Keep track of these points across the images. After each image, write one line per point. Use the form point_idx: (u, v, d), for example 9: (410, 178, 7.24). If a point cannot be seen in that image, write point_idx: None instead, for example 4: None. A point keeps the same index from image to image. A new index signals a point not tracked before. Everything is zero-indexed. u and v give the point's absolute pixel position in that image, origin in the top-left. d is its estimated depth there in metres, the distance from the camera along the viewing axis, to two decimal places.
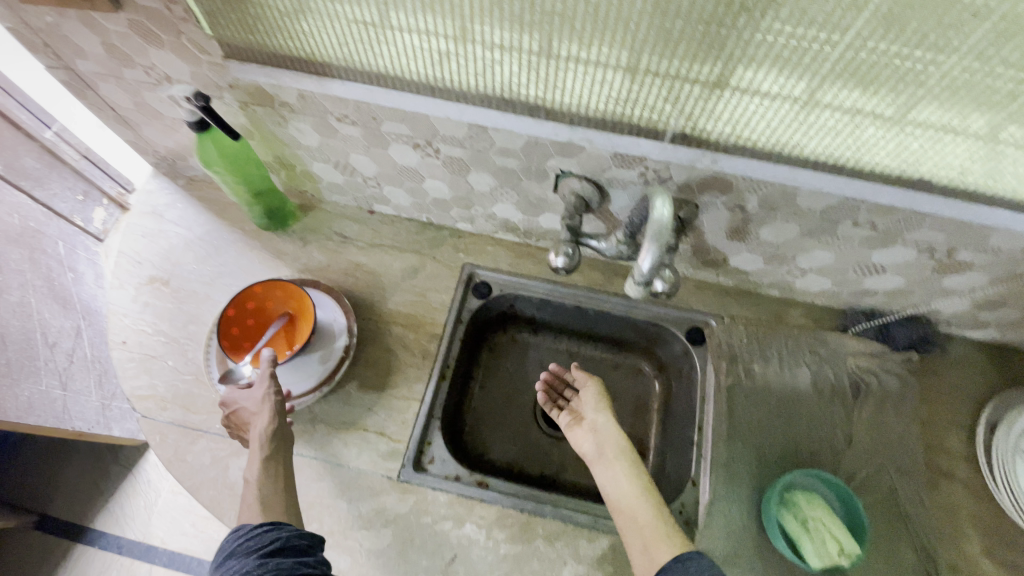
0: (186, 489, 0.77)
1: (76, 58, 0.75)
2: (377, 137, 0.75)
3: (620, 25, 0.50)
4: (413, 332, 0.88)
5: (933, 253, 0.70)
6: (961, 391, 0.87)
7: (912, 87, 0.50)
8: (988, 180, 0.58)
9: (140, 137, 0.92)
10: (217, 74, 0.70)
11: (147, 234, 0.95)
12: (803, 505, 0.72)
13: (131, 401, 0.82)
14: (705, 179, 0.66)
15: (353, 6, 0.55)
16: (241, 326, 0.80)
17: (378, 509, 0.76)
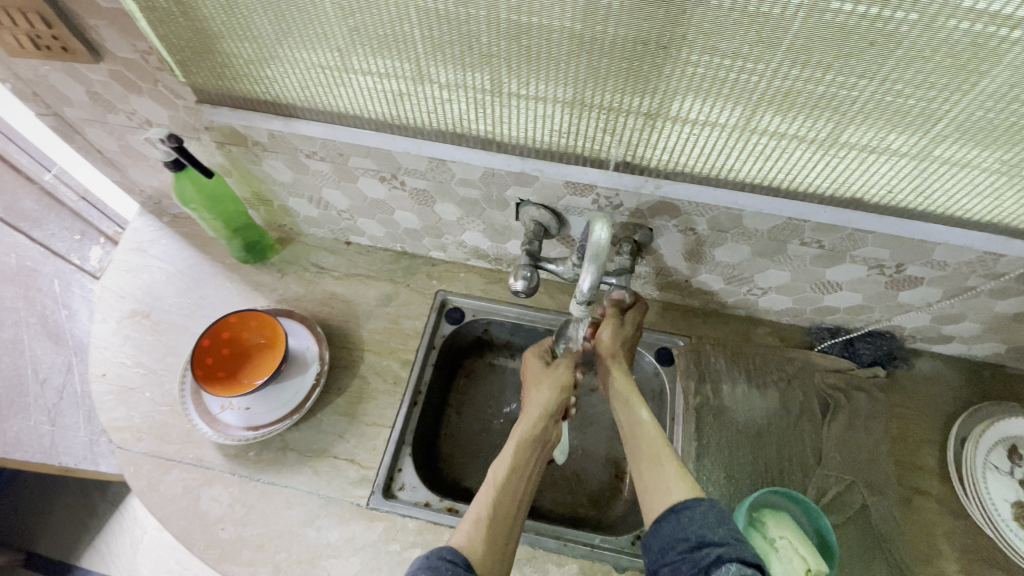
0: (158, 519, 0.78)
1: (64, 106, 0.80)
2: (346, 172, 0.79)
3: (551, 63, 0.54)
4: (386, 359, 0.90)
5: (883, 269, 0.72)
6: (932, 406, 0.86)
7: (829, 111, 0.53)
8: (920, 197, 0.60)
9: (126, 178, 0.97)
10: (193, 117, 0.75)
11: (131, 269, 0.98)
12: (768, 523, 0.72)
13: (108, 432, 0.83)
14: (654, 205, 0.69)
15: (312, 53, 0.60)
16: (215, 356, 0.82)
17: (346, 537, 0.76)
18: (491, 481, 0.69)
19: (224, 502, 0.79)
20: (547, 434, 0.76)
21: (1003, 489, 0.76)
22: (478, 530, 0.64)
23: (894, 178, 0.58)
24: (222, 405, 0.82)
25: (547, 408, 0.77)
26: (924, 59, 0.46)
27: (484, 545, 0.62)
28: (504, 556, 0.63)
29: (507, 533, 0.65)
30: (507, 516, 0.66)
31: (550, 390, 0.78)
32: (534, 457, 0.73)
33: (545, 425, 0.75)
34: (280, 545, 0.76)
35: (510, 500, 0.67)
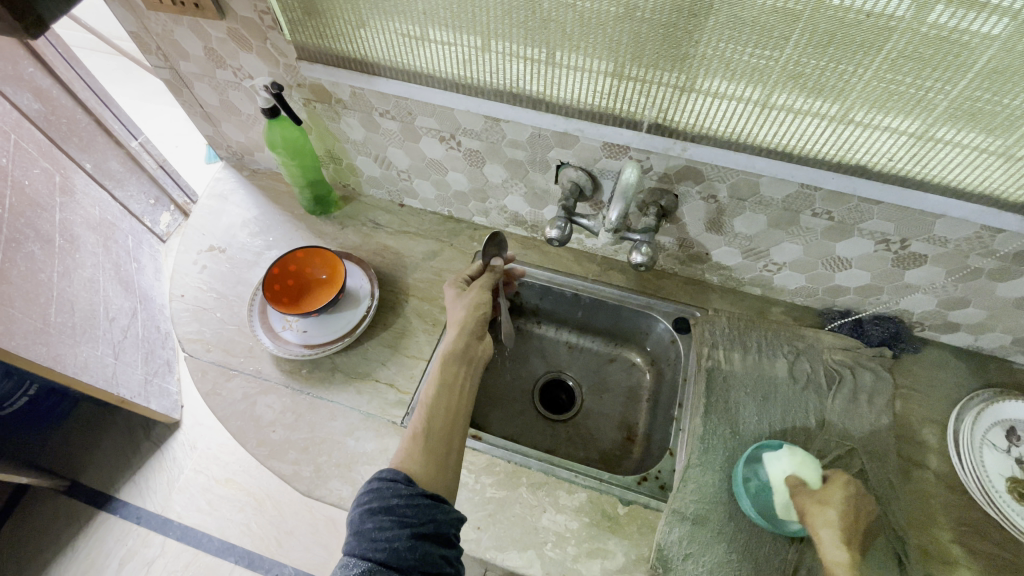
0: (218, 417, 0.88)
1: (181, 60, 0.95)
2: (411, 131, 0.91)
3: (599, 30, 0.64)
4: (427, 304, 1.00)
5: (889, 245, 0.78)
6: (935, 390, 0.91)
7: (835, 83, 0.61)
8: (919, 167, 0.67)
9: (218, 132, 1.11)
10: (290, 74, 0.88)
11: (211, 211, 1.12)
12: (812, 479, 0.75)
13: (182, 342, 0.95)
14: (680, 169, 0.78)
15: (399, 19, 0.73)
16: (282, 285, 0.94)
17: (381, 449, 0.85)
18: (423, 402, 0.76)
19: (277, 409, 0.89)
20: (468, 352, 0.84)
21: (999, 464, 0.81)
22: (415, 442, 0.71)
23: (895, 149, 0.66)
24: (283, 325, 0.94)
25: (465, 332, 0.85)
26: (913, 33, 0.54)
27: (421, 455, 0.69)
28: (445, 459, 0.70)
29: (442, 439, 0.72)
30: (441, 426, 0.73)
31: (466, 316, 0.87)
32: (460, 374, 0.81)
33: (464, 342, 0.84)
34: (322, 450, 0.85)
35: (442, 409, 0.75)
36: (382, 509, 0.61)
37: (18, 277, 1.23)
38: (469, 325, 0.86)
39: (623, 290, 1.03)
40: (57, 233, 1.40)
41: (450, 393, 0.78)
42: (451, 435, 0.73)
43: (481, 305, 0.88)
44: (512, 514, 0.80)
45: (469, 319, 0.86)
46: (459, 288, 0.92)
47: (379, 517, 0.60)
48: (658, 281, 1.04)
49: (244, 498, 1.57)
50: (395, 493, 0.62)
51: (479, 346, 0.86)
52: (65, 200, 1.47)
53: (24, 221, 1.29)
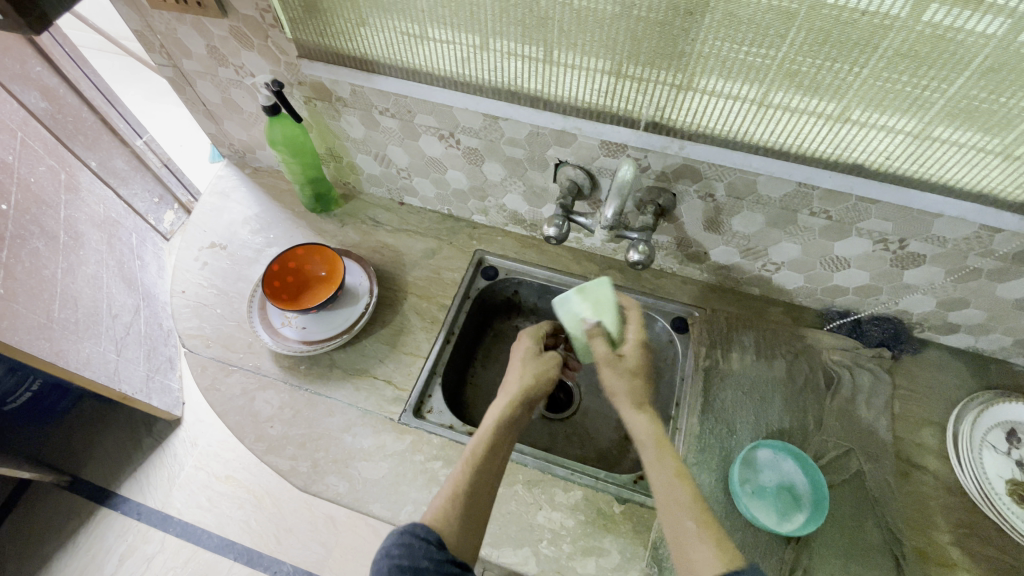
0: (217, 413, 0.89)
1: (184, 58, 0.96)
2: (411, 130, 0.91)
3: (596, 29, 0.65)
4: (425, 301, 1.00)
5: (886, 244, 0.78)
6: (935, 391, 0.91)
7: (830, 82, 0.61)
8: (916, 165, 0.67)
9: (220, 130, 1.12)
10: (291, 72, 0.89)
11: (213, 208, 1.13)
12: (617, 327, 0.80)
13: (182, 337, 0.96)
14: (678, 168, 0.78)
15: (398, 17, 0.73)
16: (281, 282, 0.95)
17: (378, 445, 0.85)
18: (470, 459, 0.69)
19: (276, 405, 0.89)
20: (522, 421, 0.75)
21: (998, 466, 0.81)
22: (454, 505, 0.64)
23: (892, 148, 0.66)
24: (282, 321, 0.94)
25: (529, 397, 0.76)
26: (908, 31, 0.54)
27: (457, 519, 0.63)
28: (474, 536, 0.64)
29: (479, 512, 0.65)
30: (481, 496, 0.66)
31: (532, 381, 0.77)
32: (511, 444, 0.73)
33: (525, 410, 0.75)
34: (320, 445, 0.85)
35: (486, 479, 0.68)
36: (411, 570, 0.57)
37: (22, 273, 1.24)
38: (534, 393, 0.76)
39: (622, 289, 1.02)
40: (61, 229, 1.42)
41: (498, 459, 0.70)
42: (489, 511, 0.66)
43: (549, 373, 0.80)
44: (507, 511, 0.80)
45: (534, 385, 0.77)
46: (532, 345, 0.84)
47: None
48: (656, 281, 1.03)
49: (244, 495, 1.58)
50: (428, 556, 0.58)
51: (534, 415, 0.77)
52: (70, 197, 1.49)
53: (29, 218, 1.31)
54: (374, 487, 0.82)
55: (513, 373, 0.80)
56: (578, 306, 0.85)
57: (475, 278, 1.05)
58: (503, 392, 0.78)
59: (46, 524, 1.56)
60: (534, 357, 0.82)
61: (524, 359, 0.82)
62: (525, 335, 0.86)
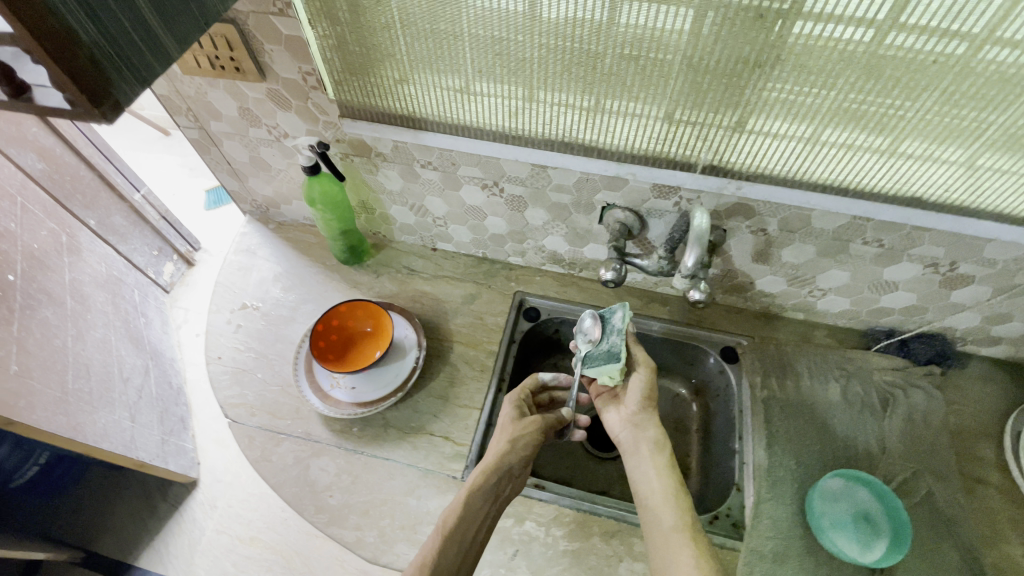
0: (271, 485, 0.85)
1: (211, 120, 0.94)
2: (453, 180, 0.91)
3: (660, 81, 0.65)
4: (473, 350, 0.99)
5: (937, 268, 0.80)
6: (985, 404, 0.92)
7: (894, 123, 0.63)
8: (972, 196, 0.68)
9: (244, 187, 1.10)
10: (329, 131, 0.88)
11: (241, 267, 1.09)
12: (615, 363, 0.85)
13: (225, 407, 0.92)
14: (732, 206, 0.79)
15: (451, 76, 0.73)
16: (326, 341, 0.92)
17: (445, 506, 0.82)
18: (441, 527, 0.73)
19: (332, 472, 0.86)
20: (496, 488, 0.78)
21: None
22: (421, 574, 0.68)
23: (951, 181, 0.67)
24: (332, 382, 0.91)
25: (501, 468, 0.78)
26: (977, 74, 0.56)
27: None
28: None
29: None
30: (449, 563, 0.71)
31: (507, 449, 0.80)
32: (483, 509, 0.76)
33: (497, 479, 0.78)
34: (384, 512, 0.82)
35: (454, 551, 0.72)
36: None
37: (35, 346, 1.17)
38: (509, 462, 0.79)
39: (666, 322, 1.02)
40: (67, 295, 1.35)
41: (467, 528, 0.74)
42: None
43: (527, 443, 0.81)
44: (588, 566, 0.78)
45: (509, 452, 0.79)
46: (518, 410, 0.85)
47: None
48: (699, 311, 1.03)
49: (271, 557, 1.45)
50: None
51: (510, 483, 0.80)
52: (74, 260, 1.43)
53: (37, 286, 1.24)
54: None
55: (497, 440, 0.82)
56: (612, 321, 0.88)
57: (517, 321, 1.03)
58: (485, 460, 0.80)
59: None
60: (514, 423, 0.83)
61: (504, 425, 0.83)
62: (510, 401, 0.86)
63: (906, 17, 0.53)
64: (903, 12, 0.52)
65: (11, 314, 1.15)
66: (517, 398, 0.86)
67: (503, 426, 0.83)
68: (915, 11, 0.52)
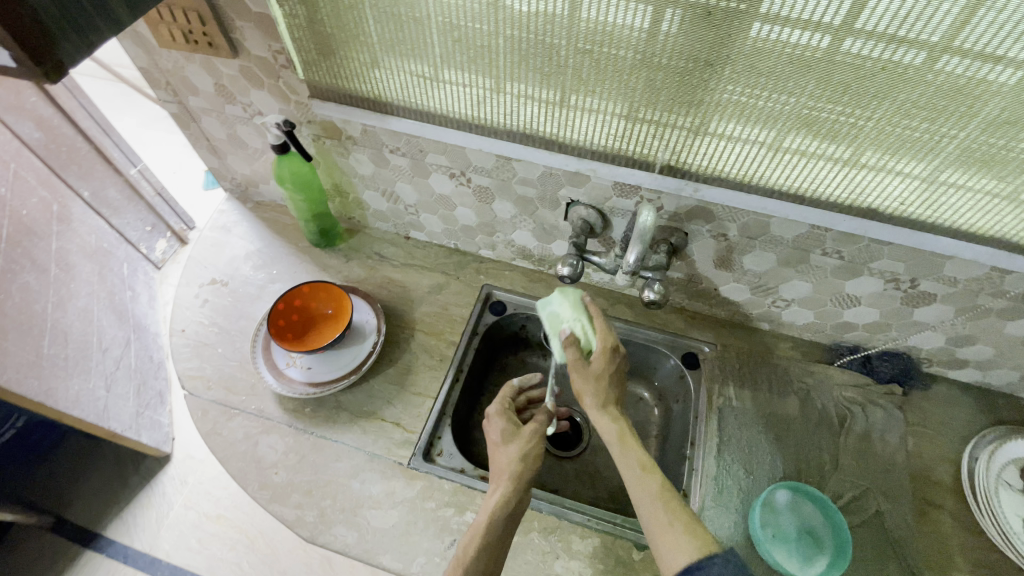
0: (218, 459, 0.85)
1: (189, 95, 0.95)
2: (422, 168, 0.91)
3: (616, 76, 0.65)
4: (433, 339, 0.99)
5: (898, 284, 0.79)
6: (946, 427, 0.90)
7: (846, 130, 0.62)
8: (927, 209, 0.68)
9: (223, 165, 1.11)
10: (301, 111, 0.89)
11: (214, 243, 1.10)
12: (589, 333, 0.81)
13: (182, 379, 0.93)
14: (692, 209, 0.79)
15: (415, 61, 0.73)
16: (287, 320, 0.93)
17: (388, 491, 0.82)
18: (461, 558, 0.68)
19: (280, 450, 0.86)
20: (516, 508, 0.73)
21: (1016, 504, 0.81)
22: None
23: (905, 193, 0.67)
24: (287, 361, 0.92)
25: (520, 484, 0.74)
26: (926, 84, 0.55)
27: None
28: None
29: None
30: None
31: (522, 466, 0.75)
32: (503, 534, 0.71)
33: (518, 499, 0.73)
34: (327, 493, 0.82)
35: None
36: None
37: (12, 309, 1.18)
38: (527, 476, 0.75)
39: (631, 324, 1.02)
40: (52, 262, 1.35)
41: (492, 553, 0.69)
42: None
43: (538, 451, 0.78)
44: (523, 561, 0.77)
45: (526, 467, 0.75)
46: (509, 422, 0.80)
47: None
48: (665, 315, 1.03)
49: (235, 536, 1.43)
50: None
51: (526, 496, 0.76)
52: (62, 228, 1.41)
53: (20, 251, 1.25)
54: (384, 537, 0.79)
55: (503, 458, 0.77)
56: (554, 308, 0.84)
57: (481, 314, 1.02)
58: (497, 479, 0.75)
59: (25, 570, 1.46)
60: (516, 435, 0.79)
61: (506, 442, 0.78)
62: (498, 414, 0.81)
63: (855, 22, 0.53)
64: (851, 16, 0.52)
65: None
66: (502, 409, 0.81)
67: (502, 441, 0.78)
68: (863, 16, 0.52)
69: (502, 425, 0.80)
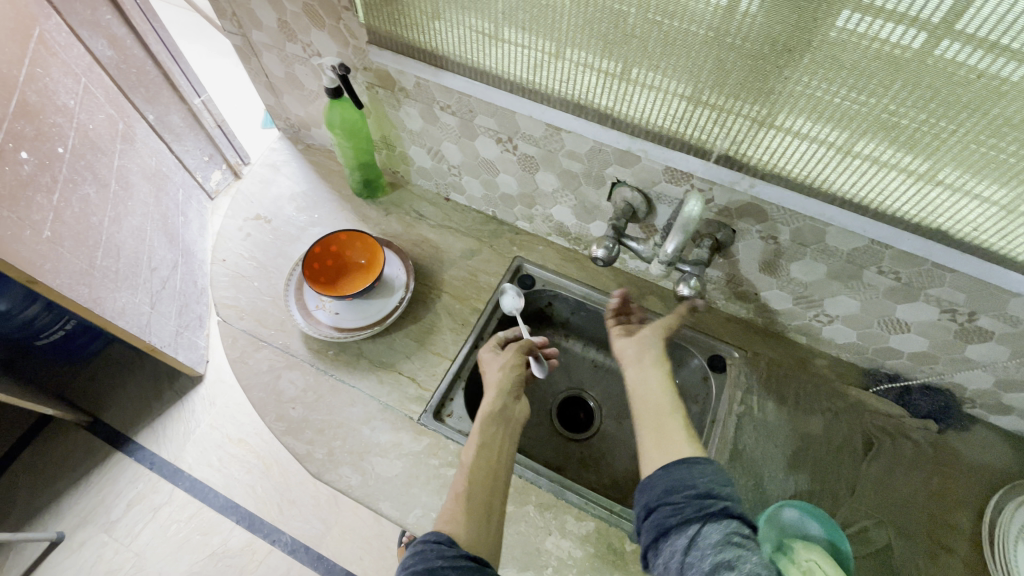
0: (242, 386, 0.90)
1: (253, 29, 0.96)
2: (470, 129, 0.90)
3: (682, 53, 0.62)
4: (459, 303, 0.99)
5: (955, 316, 0.73)
6: (980, 474, 0.85)
7: (926, 142, 0.57)
8: (1004, 240, 0.62)
9: (279, 104, 1.12)
10: (358, 57, 0.88)
11: (262, 179, 1.13)
12: None
13: (218, 305, 0.97)
14: (743, 205, 0.75)
15: (477, 16, 0.71)
16: (320, 264, 0.95)
17: (395, 443, 0.85)
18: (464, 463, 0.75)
19: (299, 387, 0.89)
20: (506, 411, 0.80)
21: None
22: (459, 506, 0.69)
23: (982, 219, 0.61)
24: (317, 304, 0.94)
25: (502, 390, 0.81)
26: None
27: (465, 519, 0.67)
28: (490, 527, 0.68)
29: (486, 503, 0.70)
30: (482, 490, 0.71)
31: (503, 374, 0.84)
32: (499, 435, 0.77)
33: (504, 402, 0.80)
34: (338, 434, 0.85)
35: (482, 473, 0.73)
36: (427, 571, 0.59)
37: (71, 218, 1.25)
38: (510, 382, 0.83)
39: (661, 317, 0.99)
40: (113, 178, 1.42)
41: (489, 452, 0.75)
42: (493, 502, 0.70)
43: (517, 364, 0.85)
44: (516, 531, 0.79)
45: (507, 376, 0.83)
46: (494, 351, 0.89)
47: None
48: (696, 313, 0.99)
49: (254, 460, 1.54)
50: (441, 556, 0.60)
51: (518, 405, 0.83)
52: (125, 147, 1.48)
53: (84, 163, 1.32)
54: (386, 484, 0.81)
55: (490, 376, 0.85)
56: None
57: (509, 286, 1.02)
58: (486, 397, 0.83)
59: (63, 459, 1.57)
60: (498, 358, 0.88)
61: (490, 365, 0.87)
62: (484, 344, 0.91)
63: (956, 21, 0.48)
64: (954, 14, 0.47)
65: (53, 184, 1.23)
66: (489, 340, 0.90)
67: (489, 364, 0.87)
68: (966, 16, 0.47)
69: (486, 353, 0.89)
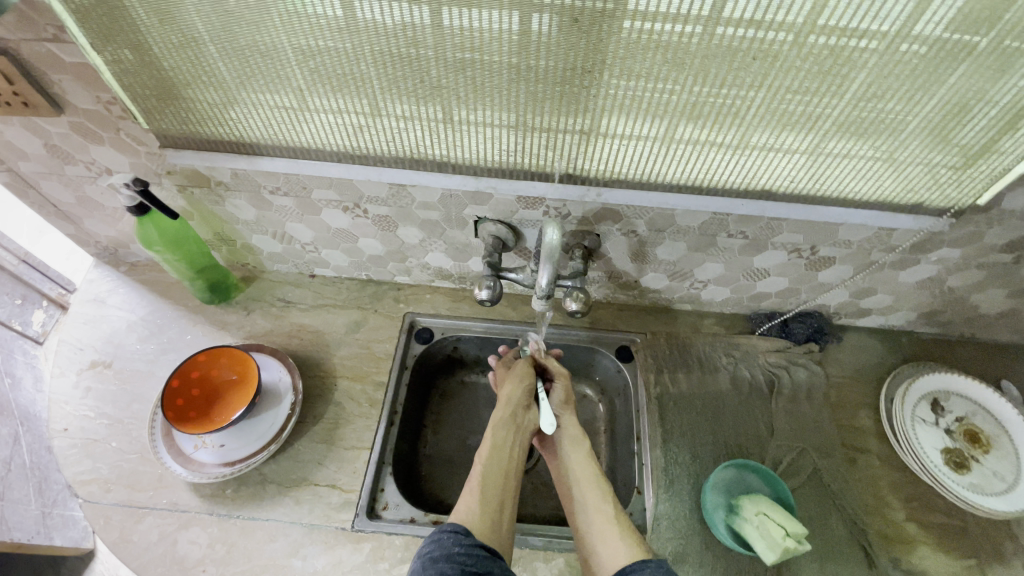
0: (133, 570, 0.75)
1: (19, 160, 0.81)
2: (310, 206, 0.83)
3: (496, 91, 0.62)
4: (359, 383, 0.92)
5: (800, 253, 0.82)
6: (863, 374, 0.96)
7: (731, 119, 0.63)
8: (815, 184, 0.70)
9: (81, 230, 0.96)
10: (155, 163, 0.78)
11: (90, 319, 0.96)
12: None
13: (73, 487, 0.80)
14: (598, 212, 0.77)
15: (274, 94, 0.65)
16: (186, 397, 0.83)
17: (334, 562, 0.76)
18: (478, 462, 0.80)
19: (204, 543, 0.77)
20: (516, 419, 0.85)
21: (931, 437, 0.87)
22: (473, 497, 0.74)
23: (794, 170, 0.68)
24: (195, 444, 0.82)
25: (512, 401, 0.86)
26: (796, 68, 0.56)
27: (478, 511, 0.72)
28: (500, 523, 0.72)
29: (498, 495, 0.75)
30: (495, 487, 0.76)
31: (512, 387, 0.88)
32: (509, 438, 0.83)
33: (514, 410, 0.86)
34: None
35: (495, 474, 0.78)
36: (443, 556, 0.63)
37: None
38: (519, 393, 0.87)
39: (562, 328, 1.00)
40: None
41: (501, 455, 0.80)
42: (505, 498, 0.75)
43: (528, 376, 0.90)
44: None
45: (516, 389, 0.88)
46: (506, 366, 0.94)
47: (440, 564, 0.63)
48: (592, 312, 1.02)
49: None
50: (458, 543, 0.65)
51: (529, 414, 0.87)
52: None
53: None
54: None
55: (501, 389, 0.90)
56: None
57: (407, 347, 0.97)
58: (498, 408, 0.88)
59: None
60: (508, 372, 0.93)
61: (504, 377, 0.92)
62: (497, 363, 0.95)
63: (721, 12, 0.52)
64: (716, 9, 0.51)
65: None
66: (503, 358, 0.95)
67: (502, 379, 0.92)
68: (728, 7, 0.51)
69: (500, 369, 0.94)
